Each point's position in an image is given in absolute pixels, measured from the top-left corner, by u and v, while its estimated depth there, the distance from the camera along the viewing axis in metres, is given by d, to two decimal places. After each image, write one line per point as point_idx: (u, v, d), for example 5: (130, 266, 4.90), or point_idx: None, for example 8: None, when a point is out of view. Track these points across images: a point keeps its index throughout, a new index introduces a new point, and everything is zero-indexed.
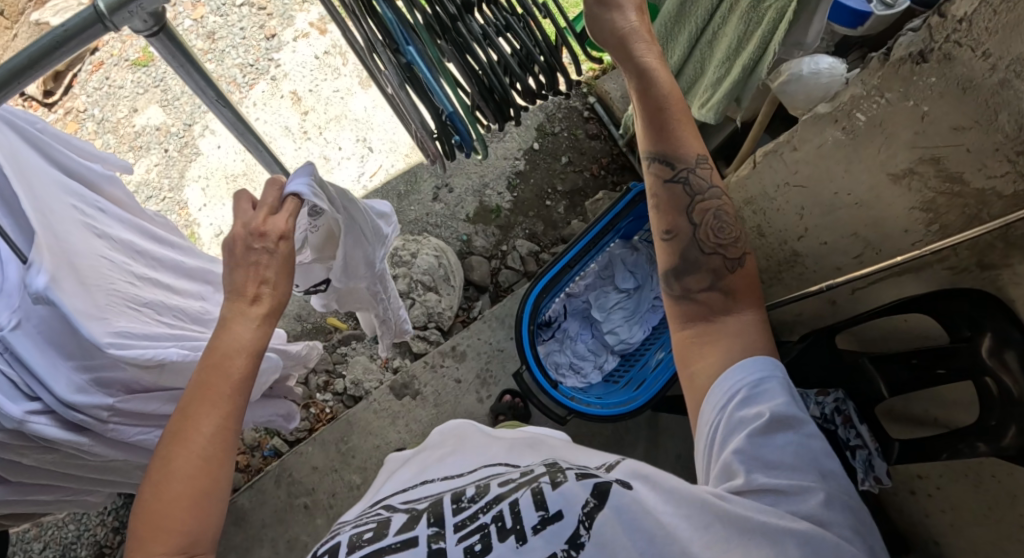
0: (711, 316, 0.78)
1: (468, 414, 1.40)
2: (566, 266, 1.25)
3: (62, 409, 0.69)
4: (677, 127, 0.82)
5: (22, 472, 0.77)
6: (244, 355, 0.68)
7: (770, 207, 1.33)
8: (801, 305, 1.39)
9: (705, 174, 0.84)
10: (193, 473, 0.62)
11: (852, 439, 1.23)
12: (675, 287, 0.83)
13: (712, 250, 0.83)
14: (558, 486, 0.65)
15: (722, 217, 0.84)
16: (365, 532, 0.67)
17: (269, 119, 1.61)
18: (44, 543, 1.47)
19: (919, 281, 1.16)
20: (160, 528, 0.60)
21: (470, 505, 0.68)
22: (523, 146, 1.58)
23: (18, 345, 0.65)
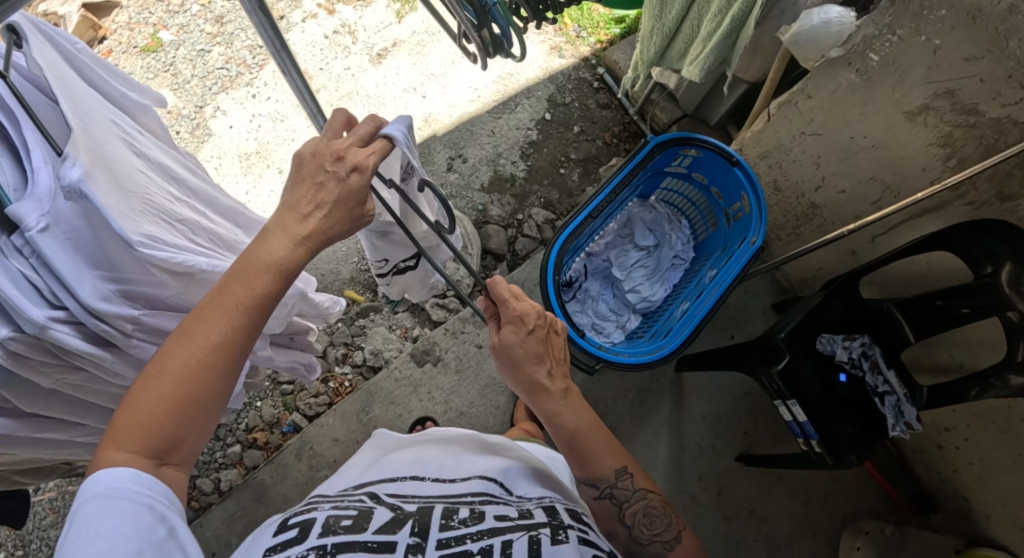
0: None
1: (491, 379, 1.44)
2: (589, 217, 1.25)
3: (85, 316, 0.70)
4: (595, 455, 0.84)
5: (33, 398, 0.76)
6: (269, 272, 0.68)
7: (786, 159, 1.36)
8: (821, 258, 1.40)
9: (626, 485, 0.85)
10: (184, 376, 0.63)
11: (880, 385, 1.22)
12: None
13: (650, 540, 0.84)
14: (555, 544, 0.68)
15: (651, 513, 0.85)
16: (344, 518, 0.70)
17: (282, 98, 1.64)
18: (62, 528, 1.45)
19: (939, 220, 1.17)
20: (139, 416, 0.62)
21: (460, 526, 0.71)
22: (535, 116, 1.61)
23: (45, 248, 0.66)
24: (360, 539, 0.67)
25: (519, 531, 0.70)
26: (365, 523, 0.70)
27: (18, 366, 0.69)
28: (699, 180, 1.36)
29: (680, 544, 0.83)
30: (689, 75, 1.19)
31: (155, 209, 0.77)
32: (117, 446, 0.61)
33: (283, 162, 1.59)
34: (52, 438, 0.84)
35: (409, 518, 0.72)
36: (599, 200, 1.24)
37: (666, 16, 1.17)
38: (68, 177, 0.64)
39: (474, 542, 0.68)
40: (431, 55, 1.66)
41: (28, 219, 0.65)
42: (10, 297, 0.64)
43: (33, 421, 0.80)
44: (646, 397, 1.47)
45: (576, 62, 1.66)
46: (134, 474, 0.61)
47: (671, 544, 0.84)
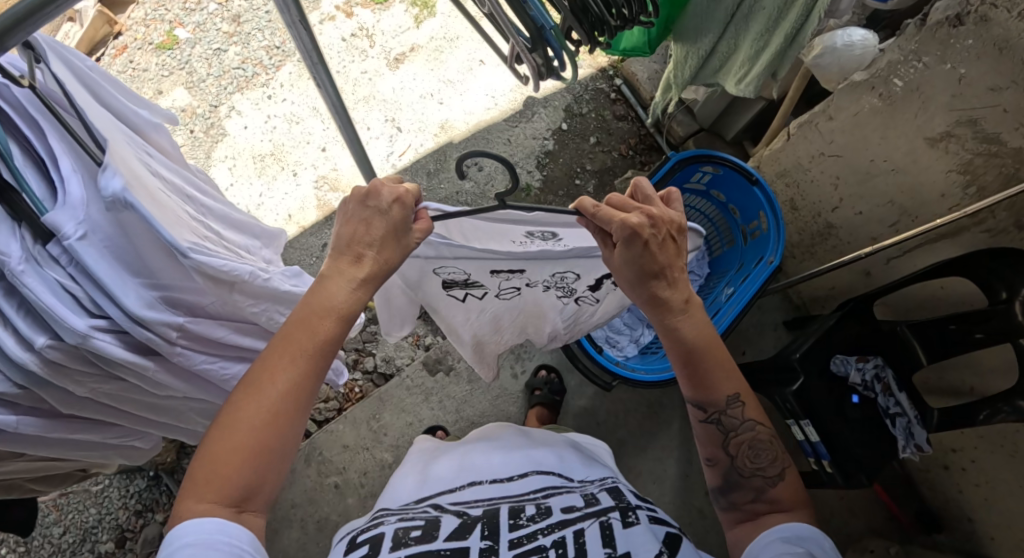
0: (757, 517, 0.82)
1: (502, 389, 1.49)
2: None
3: (129, 325, 0.71)
4: (711, 375, 0.83)
5: (73, 404, 0.77)
6: (331, 315, 0.71)
7: (804, 179, 1.37)
8: (835, 278, 1.42)
9: (738, 413, 0.85)
10: (257, 425, 0.68)
11: (892, 407, 1.24)
12: (723, 501, 0.88)
13: (751, 473, 0.85)
14: (628, 528, 0.80)
15: (759, 447, 0.86)
16: (414, 531, 0.81)
17: (298, 100, 1.64)
18: (66, 527, 1.44)
19: (956, 247, 1.18)
20: (217, 466, 0.67)
21: (528, 524, 0.82)
22: (552, 126, 1.62)
23: (83, 255, 0.67)
24: (434, 549, 0.78)
25: (590, 520, 0.81)
26: (435, 533, 0.81)
27: (55, 375, 0.70)
28: (717, 197, 1.41)
29: (783, 479, 0.84)
30: (740, 93, 1.24)
31: (184, 222, 0.78)
32: (197, 498, 0.66)
33: (298, 164, 1.59)
34: (83, 440, 0.85)
35: (478, 521, 0.83)
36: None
37: (700, 43, 1.21)
38: (110, 188, 0.63)
39: (546, 537, 0.79)
40: (449, 62, 1.67)
41: (65, 228, 0.66)
42: (50, 307, 0.65)
43: (67, 424, 0.80)
44: (655, 411, 1.48)
45: (594, 72, 1.67)
46: (220, 522, 0.66)
47: (774, 479, 0.85)
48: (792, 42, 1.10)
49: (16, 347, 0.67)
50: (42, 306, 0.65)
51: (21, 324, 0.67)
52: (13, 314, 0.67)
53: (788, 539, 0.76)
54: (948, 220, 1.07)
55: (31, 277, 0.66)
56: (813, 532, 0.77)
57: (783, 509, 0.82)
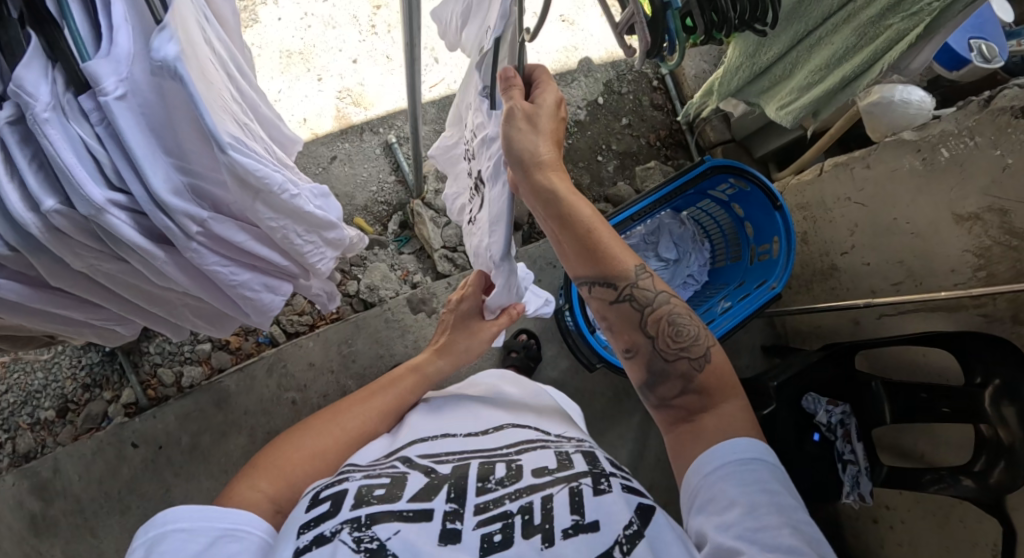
0: (692, 418, 0.84)
1: (479, 343, 1.49)
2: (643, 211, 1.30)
3: (148, 206, 0.66)
4: (603, 245, 0.87)
5: (61, 277, 0.72)
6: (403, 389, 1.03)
7: (824, 217, 1.39)
8: (824, 319, 1.47)
9: (647, 284, 0.88)
10: (314, 447, 0.88)
11: (846, 453, 1.31)
12: (654, 397, 0.89)
13: (675, 357, 0.86)
14: (598, 495, 0.78)
15: (680, 322, 0.87)
16: (376, 489, 0.77)
17: (339, 4, 1.55)
18: (6, 386, 1.38)
19: (949, 321, 1.22)
20: (273, 471, 0.83)
21: (495, 489, 0.78)
22: (588, 98, 1.58)
23: (118, 117, 0.61)
24: (396, 509, 0.74)
25: (559, 485, 0.79)
26: (399, 492, 0.77)
27: (56, 244, 0.66)
28: (736, 211, 1.42)
29: (707, 362, 0.86)
30: (779, 120, 1.21)
31: (225, 104, 0.73)
32: (251, 488, 0.80)
33: (325, 70, 1.53)
34: (65, 315, 0.81)
35: (444, 483, 0.79)
36: (644, 205, 1.28)
37: (760, 56, 1.16)
38: (162, 52, 0.56)
39: (512, 503, 0.76)
40: None
41: (105, 83, 0.60)
42: (70, 171, 0.60)
43: (53, 296, 0.76)
44: (621, 401, 1.51)
45: None
46: (218, 510, 0.73)
47: (699, 362, 0.86)
48: (847, 85, 1.09)
49: (20, 205, 0.62)
50: (61, 166, 0.60)
51: (31, 180, 0.62)
52: (25, 167, 0.62)
53: (727, 473, 0.76)
54: (954, 295, 1.11)
55: (56, 128, 0.60)
56: (749, 452, 0.77)
57: (718, 406, 0.83)
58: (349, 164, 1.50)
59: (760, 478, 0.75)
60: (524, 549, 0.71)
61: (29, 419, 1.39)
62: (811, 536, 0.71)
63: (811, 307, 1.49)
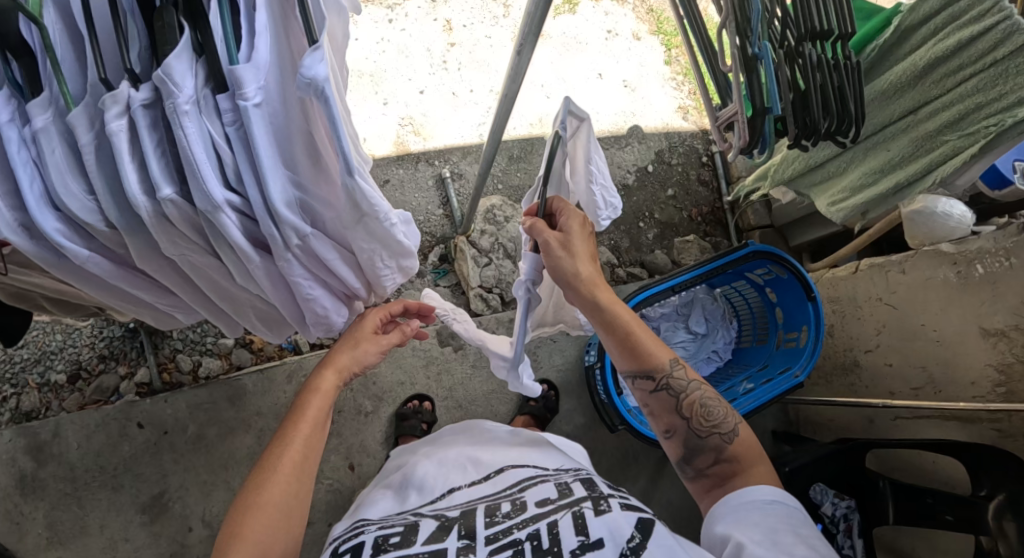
0: (723, 483, 0.89)
1: (500, 385, 1.51)
2: (679, 285, 1.35)
3: (259, 211, 0.70)
4: (644, 345, 0.94)
5: (144, 256, 0.76)
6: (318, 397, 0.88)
7: (852, 313, 1.44)
8: (837, 414, 1.50)
9: (681, 374, 0.95)
10: (276, 498, 0.79)
11: (845, 548, 1.32)
12: (689, 471, 0.94)
13: (708, 432, 0.92)
14: (600, 515, 0.79)
15: (710, 403, 0.94)
16: (392, 539, 0.80)
17: (415, 35, 1.63)
18: (24, 341, 1.37)
19: (963, 431, 1.25)
20: (241, 536, 0.76)
21: (504, 521, 0.81)
22: (638, 164, 1.64)
23: (251, 122, 0.65)
24: (412, 554, 0.77)
25: (561, 511, 0.80)
26: (413, 538, 0.80)
27: (159, 229, 0.70)
28: (768, 295, 1.46)
29: (737, 435, 0.92)
30: (829, 214, 1.26)
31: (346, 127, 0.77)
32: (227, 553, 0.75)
33: (392, 95, 1.59)
34: (136, 296, 0.84)
35: (455, 524, 0.82)
36: (685, 278, 1.33)
37: (816, 152, 1.25)
38: (314, 73, 0.60)
39: (522, 532, 0.78)
40: (571, 62, 1.66)
41: (247, 89, 0.64)
42: (197, 164, 0.64)
43: (130, 274, 0.79)
44: (629, 463, 1.52)
45: (695, 130, 1.70)
46: None
47: (729, 435, 0.92)
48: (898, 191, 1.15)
49: (138, 188, 0.66)
50: (190, 159, 0.64)
51: (155, 166, 0.65)
52: (151, 151, 0.65)
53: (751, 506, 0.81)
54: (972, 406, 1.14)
55: (193, 122, 0.64)
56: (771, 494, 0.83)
57: (747, 468, 0.89)
58: (400, 190, 1.55)
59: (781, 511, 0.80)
60: None
61: (39, 378, 1.38)
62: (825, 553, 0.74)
63: (828, 400, 1.52)
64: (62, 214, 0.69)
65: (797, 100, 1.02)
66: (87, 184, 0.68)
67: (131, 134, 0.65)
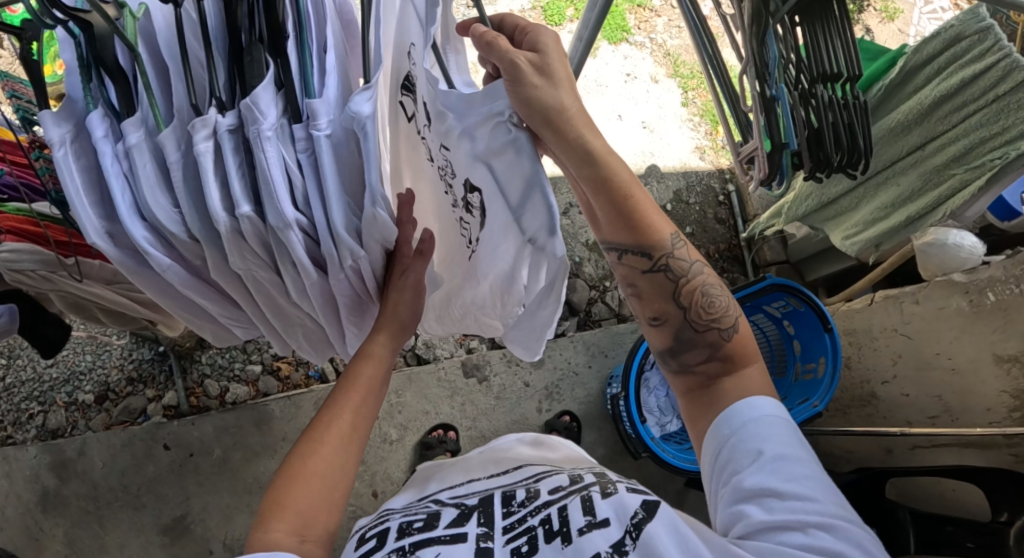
0: (713, 385, 0.76)
1: (523, 417, 1.52)
2: None
3: (324, 232, 0.71)
4: (646, 213, 0.73)
5: (218, 270, 0.79)
6: (371, 365, 0.86)
7: (869, 346, 1.48)
8: (857, 445, 1.52)
9: (683, 254, 0.75)
10: (323, 462, 0.80)
11: None
12: (672, 363, 0.80)
13: (707, 326, 0.76)
14: (607, 498, 0.74)
15: (713, 294, 0.77)
16: (416, 522, 0.79)
17: None
18: (54, 360, 1.38)
19: (982, 457, 1.27)
20: (285, 509, 0.76)
21: (519, 510, 0.77)
22: (657, 203, 1.71)
23: (322, 149, 0.67)
24: (435, 535, 0.75)
25: (571, 495, 0.76)
26: (436, 522, 0.78)
27: (232, 246, 0.72)
28: (786, 327, 1.50)
29: (737, 331, 0.77)
30: (843, 248, 1.32)
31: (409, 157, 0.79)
32: (268, 527, 0.75)
33: None
34: (202, 305, 0.88)
35: (474, 510, 0.79)
36: None
37: (829, 187, 1.33)
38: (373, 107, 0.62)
39: (535, 518, 0.74)
40: (592, 104, 1.76)
41: (320, 119, 0.67)
42: (271, 185, 0.67)
43: (202, 283, 0.84)
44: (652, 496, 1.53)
45: (712, 170, 1.78)
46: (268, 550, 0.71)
47: (729, 331, 0.77)
48: (909, 224, 1.20)
49: (219, 205, 0.69)
50: (266, 180, 0.67)
51: (235, 184, 0.68)
52: (233, 172, 0.68)
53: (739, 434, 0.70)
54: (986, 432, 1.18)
55: (270, 147, 0.67)
56: (769, 421, 0.70)
57: (739, 369, 0.76)
58: None
59: (781, 446, 0.68)
60: (546, 552, 0.70)
61: (67, 398, 1.38)
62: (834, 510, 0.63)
63: (848, 433, 1.55)
64: (148, 223, 0.74)
65: (811, 137, 1.02)
66: (174, 199, 0.74)
67: (215, 156, 0.68)
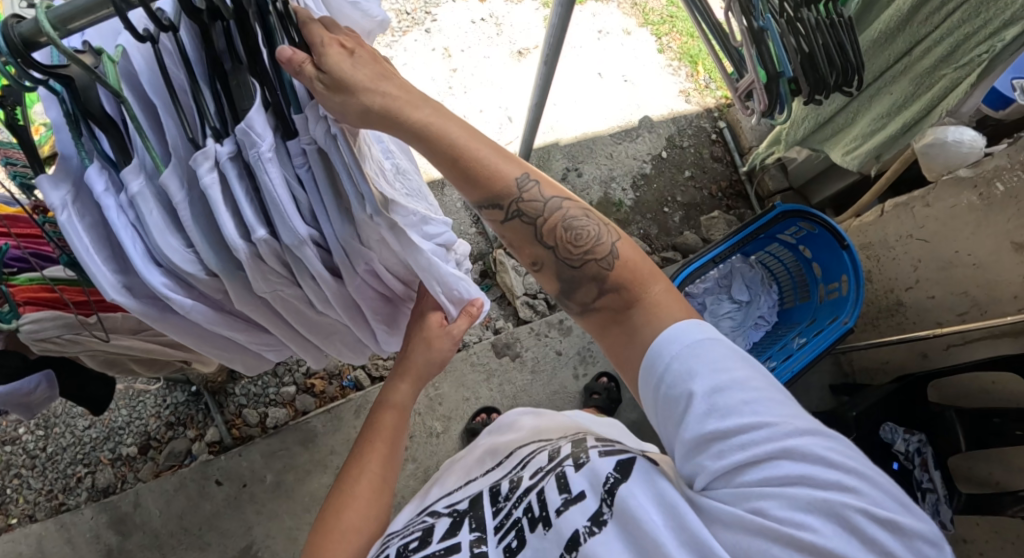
0: (622, 319, 0.69)
1: (562, 387, 1.53)
2: (712, 259, 1.42)
3: (335, 238, 0.71)
4: (486, 164, 0.69)
5: (239, 296, 0.76)
6: (394, 412, 0.91)
7: (887, 255, 1.49)
8: (891, 354, 1.55)
9: (535, 193, 0.71)
10: (361, 508, 0.85)
11: (925, 482, 1.37)
12: (575, 306, 0.75)
13: (582, 259, 0.71)
14: (580, 470, 0.71)
15: (579, 222, 0.71)
16: (412, 543, 0.78)
17: (417, 67, 1.70)
18: (91, 421, 1.37)
19: (1015, 344, 1.29)
20: (329, 555, 0.81)
21: (506, 506, 0.77)
22: (652, 152, 1.71)
23: (321, 161, 0.66)
24: (429, 551, 0.75)
25: (547, 476, 0.74)
26: (430, 538, 0.79)
27: (255, 271, 0.69)
28: (802, 252, 1.52)
29: (617, 256, 0.70)
30: (844, 163, 1.34)
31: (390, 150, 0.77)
32: None
33: None
34: (229, 337, 0.85)
35: (466, 517, 0.80)
36: (723, 248, 1.41)
37: (822, 109, 1.30)
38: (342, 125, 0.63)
39: (518, 509, 0.74)
40: (568, 66, 1.73)
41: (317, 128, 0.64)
42: (281, 206, 0.65)
43: (224, 314, 0.80)
44: None
45: (699, 112, 1.76)
46: None
47: (609, 257, 0.70)
48: (908, 129, 1.22)
49: (235, 235, 0.66)
50: (276, 202, 0.64)
51: (246, 211, 0.65)
52: (241, 198, 0.65)
53: (668, 378, 0.61)
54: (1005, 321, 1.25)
55: (274, 167, 0.64)
56: (700, 348, 0.61)
57: (643, 294, 0.68)
58: None
59: (724, 373, 0.59)
60: (532, 545, 0.69)
61: (111, 454, 1.38)
62: (808, 434, 0.56)
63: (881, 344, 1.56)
64: (161, 268, 0.69)
65: (806, 63, 0.97)
66: (184, 238, 0.68)
67: (222, 186, 0.64)
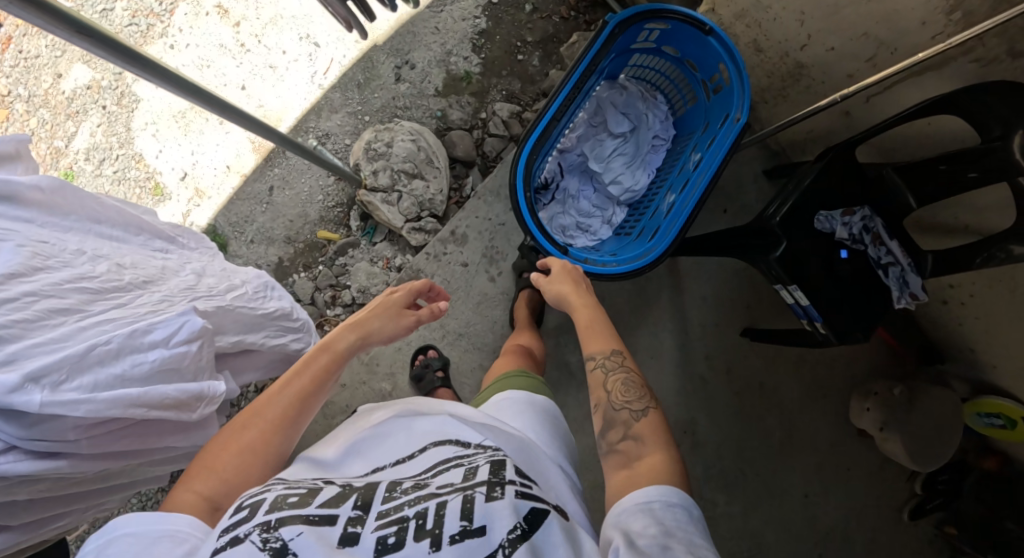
0: (630, 462, 0.85)
1: (482, 294, 1.42)
2: (555, 116, 1.14)
3: (21, 441, 0.72)
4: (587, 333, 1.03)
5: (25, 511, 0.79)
6: (325, 353, 0.95)
7: (765, 17, 1.23)
8: (815, 122, 1.31)
9: (611, 361, 0.99)
10: (253, 437, 0.81)
11: (883, 257, 1.16)
12: (601, 444, 0.91)
13: (621, 406, 0.92)
14: (490, 500, 0.68)
15: (628, 383, 0.95)
16: (291, 496, 0.69)
17: (199, 42, 1.51)
18: None
19: (942, 79, 1.03)
20: (204, 467, 0.77)
21: (403, 496, 0.71)
22: (479, 3, 1.56)
23: None
24: (304, 513, 0.67)
25: (456, 492, 0.69)
26: (310, 496, 0.70)
27: None
28: (670, 53, 1.28)
29: (647, 413, 0.91)
30: None
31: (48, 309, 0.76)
32: (185, 489, 0.75)
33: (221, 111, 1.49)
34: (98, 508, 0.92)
35: (354, 489, 0.72)
36: (562, 96, 1.13)
37: None
38: None
39: (412, 508, 0.68)
40: None
41: None
42: None
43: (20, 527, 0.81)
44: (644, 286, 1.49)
45: None
46: (165, 514, 0.69)
47: (639, 412, 0.91)
48: None
49: None
50: None
51: None
52: None
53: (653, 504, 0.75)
54: (909, 64, 0.97)
55: None
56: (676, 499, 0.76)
57: (650, 452, 0.84)
58: (288, 186, 1.49)
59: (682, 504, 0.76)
60: (410, 553, 0.65)
61: None
62: None
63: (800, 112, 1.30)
64: None
65: None
66: None
67: None
